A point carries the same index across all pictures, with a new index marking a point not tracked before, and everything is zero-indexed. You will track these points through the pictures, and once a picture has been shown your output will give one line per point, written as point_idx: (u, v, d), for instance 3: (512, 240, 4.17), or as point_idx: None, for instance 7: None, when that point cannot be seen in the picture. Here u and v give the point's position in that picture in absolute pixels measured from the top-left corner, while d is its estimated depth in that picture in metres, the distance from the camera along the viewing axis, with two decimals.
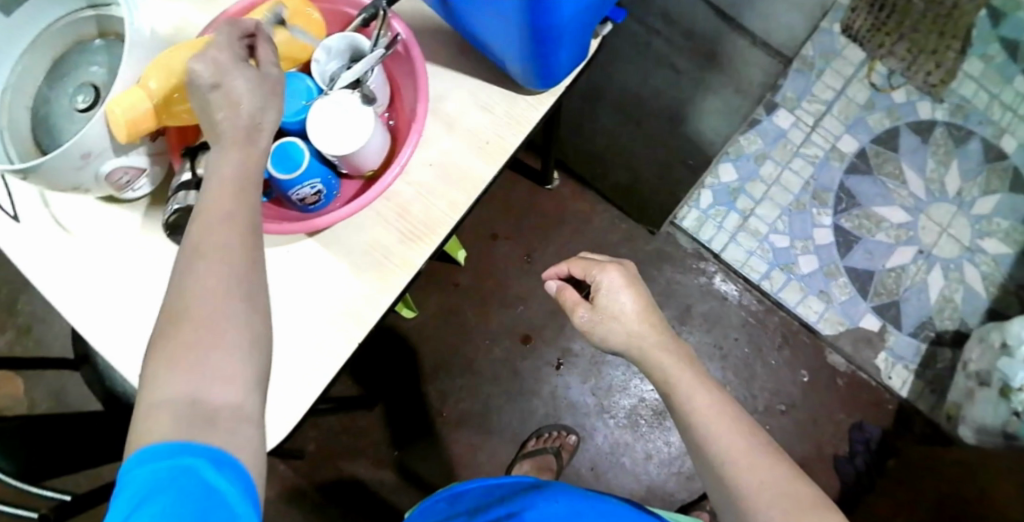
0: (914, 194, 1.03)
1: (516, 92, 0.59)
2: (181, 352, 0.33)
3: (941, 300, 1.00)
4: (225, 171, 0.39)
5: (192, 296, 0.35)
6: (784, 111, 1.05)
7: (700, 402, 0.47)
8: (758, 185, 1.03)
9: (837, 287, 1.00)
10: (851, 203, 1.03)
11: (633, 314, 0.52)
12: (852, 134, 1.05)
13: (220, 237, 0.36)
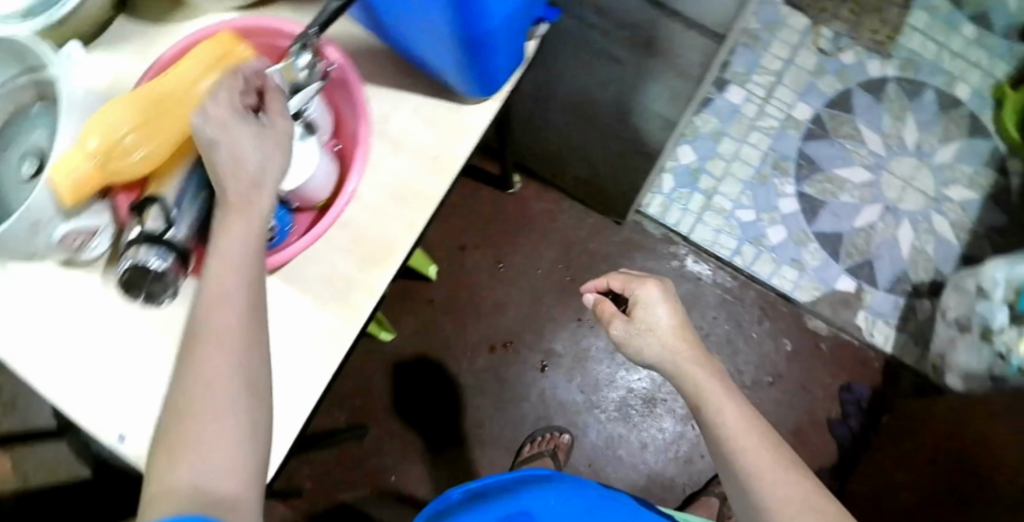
0: (875, 153, 1.04)
1: (456, 102, 0.59)
2: (187, 439, 0.34)
3: (913, 253, 1.00)
4: (227, 239, 0.38)
5: (199, 377, 0.35)
6: (735, 86, 1.05)
7: (727, 413, 0.51)
8: (718, 163, 1.03)
9: (808, 253, 1.00)
10: (813, 169, 1.03)
11: (670, 327, 0.55)
12: (806, 101, 1.05)
13: (221, 316, 0.37)
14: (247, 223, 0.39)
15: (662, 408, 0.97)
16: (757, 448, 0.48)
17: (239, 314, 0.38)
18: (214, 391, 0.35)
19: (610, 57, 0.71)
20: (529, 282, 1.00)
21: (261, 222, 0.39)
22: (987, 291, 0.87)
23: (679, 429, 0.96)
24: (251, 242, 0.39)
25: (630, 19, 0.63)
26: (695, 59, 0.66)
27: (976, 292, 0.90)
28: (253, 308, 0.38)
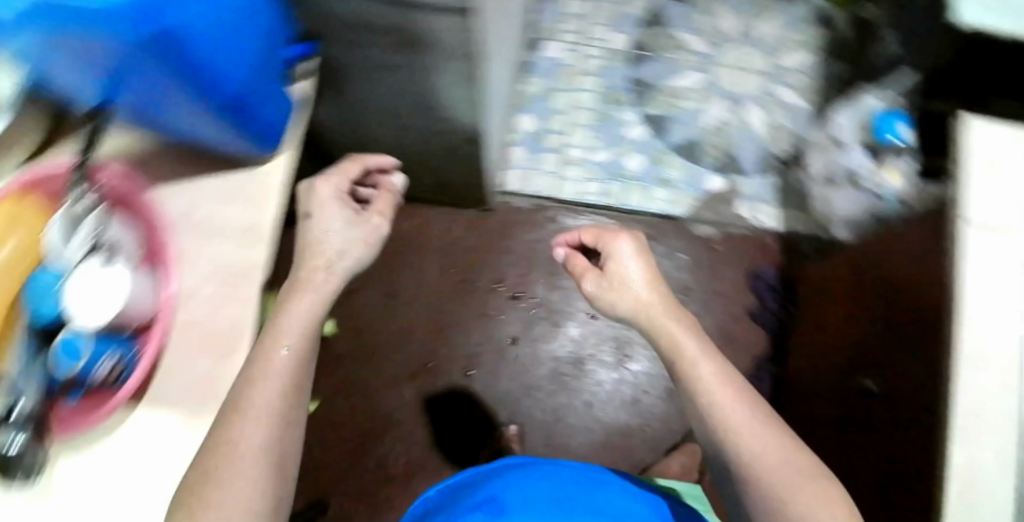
0: (703, 54, 1.08)
1: (247, 167, 0.67)
2: (221, 484, 0.52)
3: (771, 129, 1.05)
4: (286, 322, 0.59)
5: (232, 446, 0.53)
6: (549, 42, 1.09)
7: (705, 370, 0.61)
8: (559, 118, 1.07)
9: (671, 169, 1.05)
10: (648, 91, 1.07)
11: (643, 284, 0.69)
12: (621, 29, 1.09)
13: (262, 393, 0.55)
14: (305, 299, 0.61)
15: (591, 364, 1.03)
16: (733, 398, 0.59)
17: (271, 394, 0.55)
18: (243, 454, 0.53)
19: (383, 64, 0.69)
20: (425, 301, 1.05)
21: (307, 312, 0.60)
22: (840, 140, 0.97)
23: (615, 379, 1.02)
24: (302, 328, 0.60)
25: (377, 21, 0.60)
26: (456, 39, 0.62)
27: (834, 144, 0.98)
28: (289, 383, 0.57)
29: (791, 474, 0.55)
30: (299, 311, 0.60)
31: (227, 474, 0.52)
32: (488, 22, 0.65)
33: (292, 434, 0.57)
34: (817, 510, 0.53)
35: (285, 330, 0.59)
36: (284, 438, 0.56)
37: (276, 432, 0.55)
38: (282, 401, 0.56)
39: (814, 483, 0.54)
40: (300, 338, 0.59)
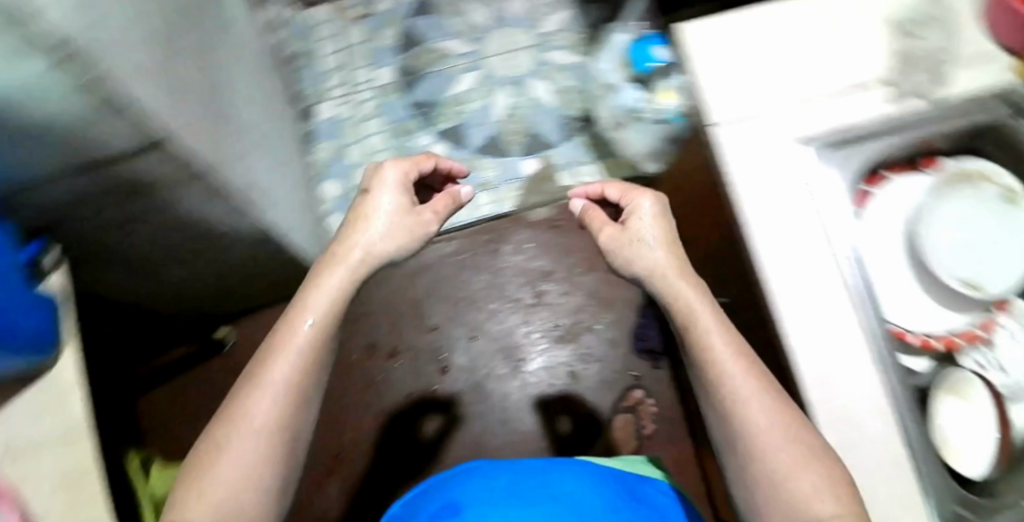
0: (463, 56, 1.26)
1: (38, 376, 0.67)
2: (226, 458, 0.63)
3: (557, 94, 1.24)
4: (319, 291, 0.70)
5: (246, 416, 0.64)
6: (322, 105, 1.23)
7: (718, 339, 0.69)
8: (362, 170, 1.22)
9: (484, 171, 1.23)
10: (429, 106, 1.23)
11: (657, 245, 0.74)
12: (383, 66, 1.24)
13: (302, 334, 0.67)
14: (334, 277, 0.71)
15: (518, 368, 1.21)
16: (757, 389, 0.66)
17: (291, 366, 0.66)
18: (258, 423, 0.64)
19: (132, 218, 0.71)
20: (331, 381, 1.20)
21: (335, 291, 0.71)
22: (610, 84, 1.15)
23: (540, 375, 1.21)
24: (326, 304, 0.70)
25: (107, 187, 0.63)
26: (162, 167, 0.63)
27: (607, 89, 1.17)
28: (307, 357, 0.67)
29: (778, 433, 0.64)
30: (334, 293, 0.71)
31: (240, 435, 0.64)
32: (204, 139, 0.65)
33: (286, 446, 0.66)
34: (822, 488, 0.60)
35: (301, 322, 0.68)
36: (303, 406, 0.68)
37: (295, 404, 0.66)
38: (300, 384, 0.67)
39: (815, 450, 0.62)
40: (322, 326, 0.69)
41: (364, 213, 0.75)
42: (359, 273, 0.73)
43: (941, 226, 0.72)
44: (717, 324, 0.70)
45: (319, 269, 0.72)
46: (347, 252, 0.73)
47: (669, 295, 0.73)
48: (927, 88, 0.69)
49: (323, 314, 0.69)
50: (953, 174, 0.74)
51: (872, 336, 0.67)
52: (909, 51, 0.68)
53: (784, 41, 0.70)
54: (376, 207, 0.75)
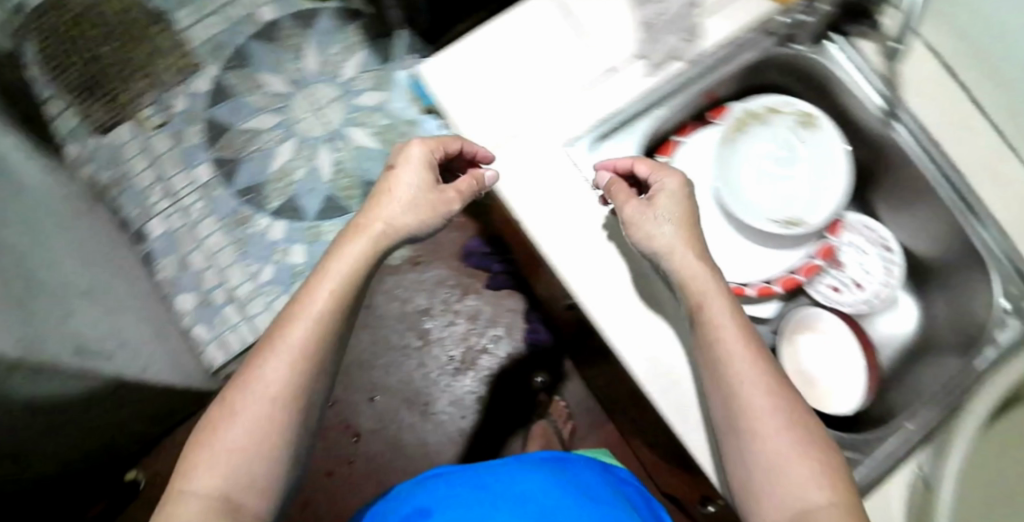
0: (275, 124, 1.02)
1: None
2: (230, 419, 0.48)
3: (375, 133, 1.01)
4: (383, 210, 0.58)
5: (262, 378, 0.49)
6: (150, 223, 0.95)
7: (727, 328, 0.54)
8: (206, 275, 0.95)
9: (329, 233, 0.97)
10: (257, 189, 0.99)
11: (669, 222, 0.58)
12: (201, 163, 0.98)
13: (340, 264, 0.55)
14: (355, 244, 0.56)
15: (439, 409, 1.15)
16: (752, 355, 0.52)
17: (303, 339, 0.51)
18: (269, 378, 0.49)
19: None
20: None
21: (385, 233, 0.57)
22: (412, 118, 1.01)
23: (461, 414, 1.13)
24: (346, 269, 0.54)
25: None
26: None
27: (407, 122, 1.00)
28: (310, 357, 0.51)
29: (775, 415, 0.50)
30: (337, 277, 0.54)
31: (242, 419, 0.48)
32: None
33: (285, 450, 0.49)
34: (813, 476, 0.48)
35: (323, 287, 0.53)
36: (323, 376, 0.53)
37: (305, 384, 0.50)
38: (303, 365, 0.50)
39: (817, 449, 0.49)
40: (336, 295, 0.53)
41: (385, 217, 0.58)
42: (381, 252, 0.58)
43: (736, 175, 0.71)
44: (721, 314, 0.54)
45: (323, 266, 0.55)
46: (357, 242, 0.56)
47: (680, 271, 0.56)
48: (687, 47, 0.68)
49: (350, 264, 0.55)
50: (737, 118, 0.72)
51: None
52: (653, 21, 0.68)
53: (518, 56, 0.69)
54: (393, 199, 0.58)
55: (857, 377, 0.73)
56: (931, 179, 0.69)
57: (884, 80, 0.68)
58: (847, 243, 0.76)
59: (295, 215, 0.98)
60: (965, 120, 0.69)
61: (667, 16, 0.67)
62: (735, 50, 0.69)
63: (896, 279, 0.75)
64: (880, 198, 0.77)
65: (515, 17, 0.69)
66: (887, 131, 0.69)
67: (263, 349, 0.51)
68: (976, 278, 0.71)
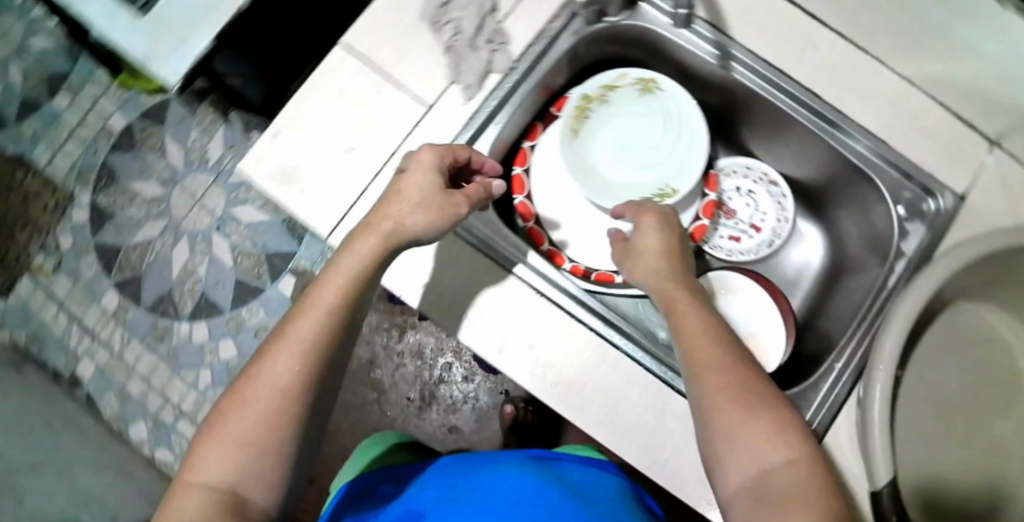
0: (161, 229, 1.00)
1: None
2: (248, 389, 0.42)
3: (260, 204, 1.00)
4: (388, 210, 0.53)
5: (263, 375, 0.43)
6: (80, 366, 0.97)
7: (690, 330, 0.49)
8: (149, 397, 0.96)
9: (248, 316, 0.97)
10: (165, 300, 0.98)
11: (655, 247, 0.58)
12: (106, 291, 0.99)
13: (349, 262, 0.49)
14: (360, 247, 0.50)
15: None
16: (707, 331, 0.48)
17: (297, 348, 0.44)
18: (272, 362, 0.43)
19: None
20: None
21: (379, 234, 0.51)
22: None
23: None
24: (358, 268, 0.49)
25: None
26: None
27: None
28: (319, 366, 0.44)
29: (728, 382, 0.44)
30: (340, 280, 0.48)
31: (246, 411, 0.41)
32: None
33: (292, 430, 0.42)
34: (761, 445, 0.40)
35: (315, 297, 0.47)
36: (327, 388, 0.46)
37: (314, 394, 0.44)
38: (310, 374, 0.44)
39: (781, 442, 0.40)
40: (337, 305, 0.47)
41: (391, 214, 0.53)
42: (391, 250, 0.53)
43: (589, 164, 0.71)
44: (690, 320, 0.50)
45: (330, 266, 0.49)
46: (360, 249, 0.50)
47: (661, 289, 0.54)
48: (497, 57, 0.67)
49: (340, 282, 0.48)
50: (576, 107, 0.71)
51: (590, 313, 0.64)
52: (453, 45, 0.67)
53: (332, 121, 0.67)
54: (407, 197, 0.54)
55: (776, 327, 0.69)
56: (783, 107, 0.68)
57: (706, 25, 0.68)
58: (732, 188, 0.76)
59: (211, 311, 0.97)
60: (799, 36, 0.67)
61: (464, 35, 0.66)
62: (547, 42, 0.68)
63: (790, 210, 0.74)
64: (749, 136, 0.75)
65: (317, 83, 0.67)
66: (728, 72, 0.68)
67: (269, 342, 0.45)
68: (862, 185, 0.69)
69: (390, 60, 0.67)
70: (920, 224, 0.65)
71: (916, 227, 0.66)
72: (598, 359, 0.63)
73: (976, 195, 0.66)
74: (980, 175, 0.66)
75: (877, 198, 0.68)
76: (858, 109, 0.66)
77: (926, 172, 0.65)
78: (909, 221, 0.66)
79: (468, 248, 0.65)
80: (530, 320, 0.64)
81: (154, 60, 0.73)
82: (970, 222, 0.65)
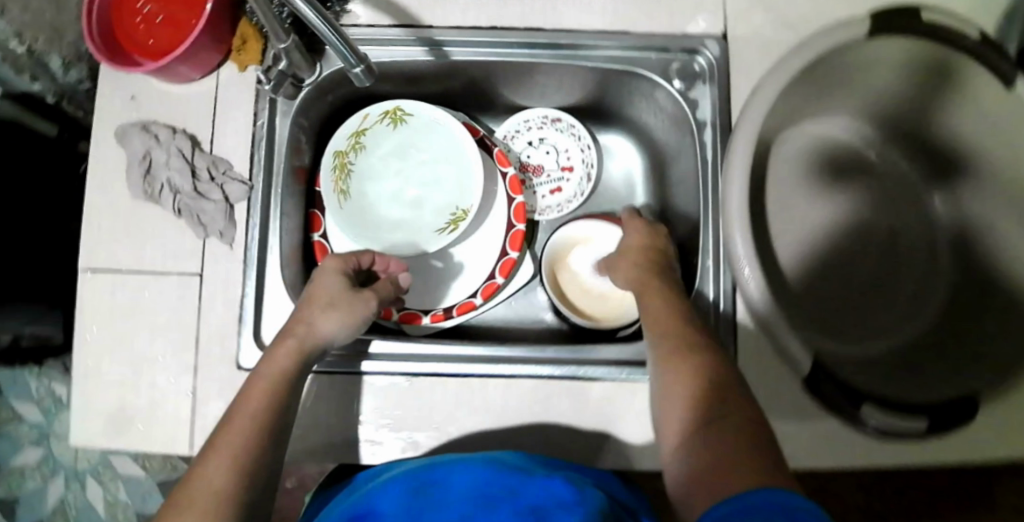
0: (64, 483, 1.05)
1: None
2: (186, 493, 0.41)
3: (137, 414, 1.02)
4: (317, 316, 0.52)
5: (191, 492, 0.41)
6: None
7: (653, 316, 0.52)
8: None
9: None
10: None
11: (632, 248, 0.61)
12: None
13: (280, 361, 0.49)
14: (285, 357, 0.50)
15: None
16: (673, 335, 0.49)
17: (231, 452, 0.43)
18: (209, 467, 0.42)
19: None
20: None
21: (292, 342, 0.51)
22: None
23: None
24: (287, 384, 0.49)
25: None
26: None
27: None
28: (248, 463, 0.43)
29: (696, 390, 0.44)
30: (266, 388, 0.48)
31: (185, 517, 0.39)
32: None
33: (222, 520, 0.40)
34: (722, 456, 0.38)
35: (240, 410, 0.46)
36: (255, 499, 0.43)
37: (248, 500, 0.42)
38: (245, 477, 0.42)
39: (734, 406, 0.42)
40: (262, 413, 0.46)
41: (306, 319, 0.52)
42: (312, 359, 0.52)
43: (371, 216, 0.67)
44: (657, 308, 0.52)
45: (250, 383, 0.48)
46: (282, 358, 0.50)
47: (636, 281, 0.57)
48: (229, 188, 0.61)
49: (263, 391, 0.47)
50: (336, 165, 0.65)
51: (482, 361, 0.61)
52: (181, 204, 0.61)
53: (121, 350, 0.60)
54: (328, 304, 0.53)
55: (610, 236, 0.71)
56: (518, 60, 0.64)
57: (405, 30, 0.62)
58: (527, 144, 0.74)
59: None
60: None
61: (185, 188, 0.61)
62: (268, 139, 0.63)
63: (586, 136, 0.73)
64: (514, 95, 0.71)
65: (83, 321, 0.61)
66: (449, 58, 0.63)
67: (204, 453, 0.43)
68: (634, 80, 0.65)
69: (137, 256, 0.62)
70: (705, 85, 0.62)
71: (703, 89, 0.62)
72: (507, 396, 0.60)
73: (737, 28, 0.62)
74: (730, 6, 0.62)
75: (651, 84, 0.64)
76: (584, 15, 0.62)
77: (680, 35, 0.62)
78: (692, 88, 0.62)
79: (327, 376, 0.60)
80: (423, 403, 0.59)
81: None
82: (746, 55, 0.61)
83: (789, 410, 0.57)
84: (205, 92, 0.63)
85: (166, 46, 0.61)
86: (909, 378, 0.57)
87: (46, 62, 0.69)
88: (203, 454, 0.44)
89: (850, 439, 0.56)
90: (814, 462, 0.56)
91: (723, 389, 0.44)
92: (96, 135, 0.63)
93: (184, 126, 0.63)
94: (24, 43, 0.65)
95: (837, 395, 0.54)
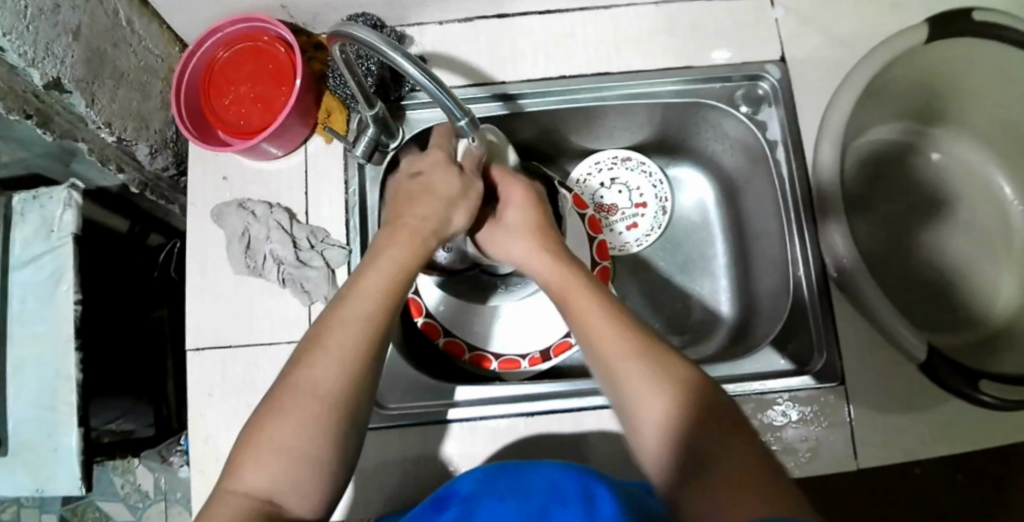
0: None
1: None
2: (287, 395, 0.38)
3: None
4: (435, 216, 0.49)
5: (302, 388, 0.38)
6: None
7: (649, 414, 0.38)
8: None
9: None
10: None
11: (529, 225, 0.54)
12: None
13: (391, 251, 0.46)
14: (393, 247, 0.46)
15: None
16: (601, 320, 0.43)
17: (343, 361, 0.40)
18: (312, 367, 0.39)
19: None
20: None
21: (399, 240, 0.47)
22: None
23: None
24: (397, 271, 0.45)
25: None
26: None
27: None
28: (355, 368, 0.40)
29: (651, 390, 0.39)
30: (377, 280, 0.44)
31: (294, 415, 0.37)
32: None
33: (324, 434, 0.37)
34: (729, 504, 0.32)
35: (348, 304, 0.42)
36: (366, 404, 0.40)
37: (354, 406, 0.39)
38: (356, 380, 0.39)
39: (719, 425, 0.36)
40: (374, 310, 0.42)
41: (414, 217, 0.48)
42: (424, 251, 0.48)
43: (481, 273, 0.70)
44: (619, 369, 0.40)
45: (361, 273, 0.45)
46: (391, 254, 0.46)
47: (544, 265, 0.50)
48: (329, 253, 0.63)
49: (374, 294, 0.43)
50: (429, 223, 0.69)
51: (589, 390, 0.62)
52: (285, 274, 0.62)
53: (234, 424, 0.60)
54: (433, 203, 0.49)
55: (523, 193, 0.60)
56: (587, 105, 0.67)
57: (477, 87, 0.66)
58: (600, 185, 0.78)
59: None
60: (553, 33, 0.67)
61: (287, 258, 0.62)
62: (360, 205, 0.65)
63: (655, 169, 0.78)
64: (580, 138, 0.74)
65: (199, 399, 0.61)
66: (523, 110, 0.67)
67: (304, 352, 0.40)
68: (695, 110, 0.68)
69: (243, 329, 0.63)
70: (770, 107, 0.65)
71: (770, 111, 0.65)
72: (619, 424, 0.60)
73: (791, 51, 0.66)
74: (783, 30, 0.66)
75: (719, 112, 0.67)
76: (644, 52, 0.66)
77: (742, 63, 0.65)
78: (759, 111, 0.65)
79: (443, 425, 0.61)
80: (542, 438, 0.60)
81: (45, 482, 0.72)
82: (807, 72, 0.65)
83: (902, 404, 0.58)
84: (295, 166, 0.66)
85: (256, 124, 0.63)
86: (997, 358, 0.60)
87: (133, 150, 0.71)
88: (305, 347, 0.41)
89: (963, 426, 0.57)
90: (938, 449, 0.57)
91: (667, 374, 0.39)
92: (191, 217, 0.65)
93: (279, 201, 0.65)
94: (113, 132, 0.66)
95: (953, 373, 0.54)
